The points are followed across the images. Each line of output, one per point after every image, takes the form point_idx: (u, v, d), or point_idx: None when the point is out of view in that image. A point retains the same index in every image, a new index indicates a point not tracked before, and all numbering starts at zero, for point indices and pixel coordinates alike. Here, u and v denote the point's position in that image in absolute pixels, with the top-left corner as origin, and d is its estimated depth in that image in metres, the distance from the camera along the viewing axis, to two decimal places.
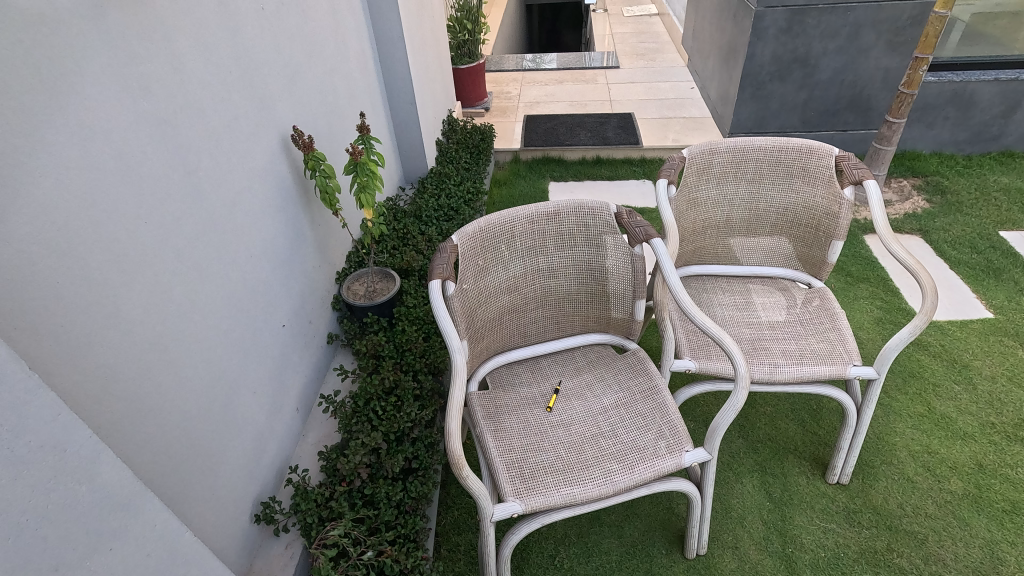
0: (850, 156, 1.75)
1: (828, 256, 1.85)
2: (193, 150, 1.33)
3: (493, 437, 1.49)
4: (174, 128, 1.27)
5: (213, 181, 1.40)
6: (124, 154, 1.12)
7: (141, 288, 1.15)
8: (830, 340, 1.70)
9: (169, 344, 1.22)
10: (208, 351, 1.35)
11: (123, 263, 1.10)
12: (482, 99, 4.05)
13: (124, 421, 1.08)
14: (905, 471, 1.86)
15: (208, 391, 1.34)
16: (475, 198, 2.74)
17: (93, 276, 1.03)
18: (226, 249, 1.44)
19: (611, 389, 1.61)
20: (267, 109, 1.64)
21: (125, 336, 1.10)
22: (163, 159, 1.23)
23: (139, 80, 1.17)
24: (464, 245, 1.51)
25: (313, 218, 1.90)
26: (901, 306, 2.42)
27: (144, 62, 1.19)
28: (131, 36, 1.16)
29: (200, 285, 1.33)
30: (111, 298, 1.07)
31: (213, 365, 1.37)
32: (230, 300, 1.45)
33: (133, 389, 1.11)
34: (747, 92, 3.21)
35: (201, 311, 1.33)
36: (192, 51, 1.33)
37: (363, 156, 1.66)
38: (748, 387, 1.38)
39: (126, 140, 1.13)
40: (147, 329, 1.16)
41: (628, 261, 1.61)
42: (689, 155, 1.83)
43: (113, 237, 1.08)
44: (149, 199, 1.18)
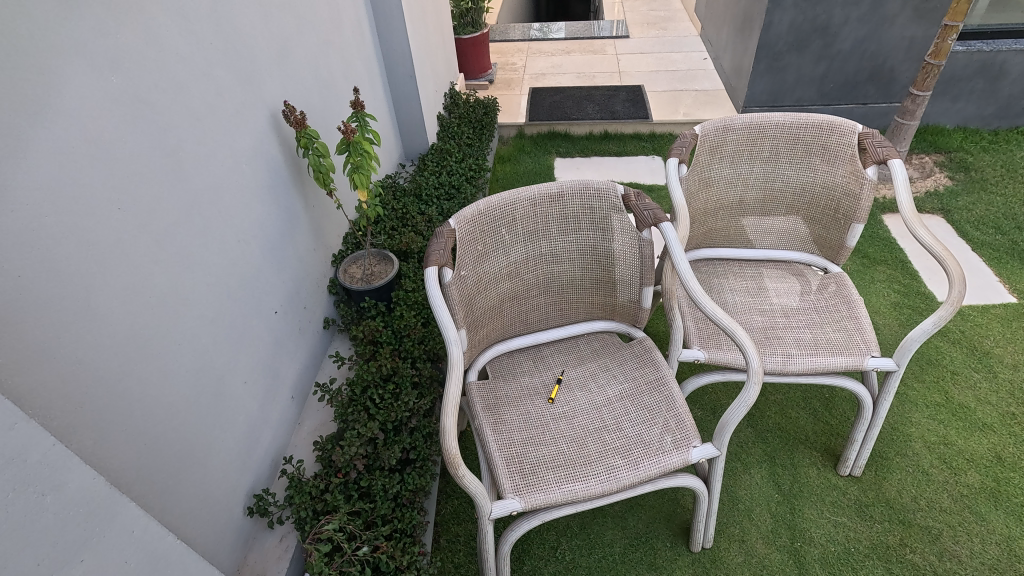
0: (874, 133, 1.64)
1: (847, 239, 1.76)
2: (173, 128, 1.25)
3: (492, 430, 1.44)
4: (150, 105, 1.18)
5: (196, 161, 1.32)
6: (94, 134, 1.04)
7: (117, 277, 1.08)
8: (847, 329, 1.62)
9: (151, 335, 1.15)
10: (196, 341, 1.30)
11: (96, 251, 1.03)
12: (485, 71, 3.91)
13: (101, 418, 1.03)
14: (921, 463, 1.80)
15: (195, 383, 1.29)
16: (477, 176, 2.64)
17: (61, 267, 0.96)
18: (212, 234, 1.37)
19: (615, 380, 1.54)
20: (254, 84, 1.55)
21: (101, 329, 1.04)
22: (139, 139, 1.15)
23: (110, 54, 1.08)
24: (461, 230, 1.43)
25: (307, 198, 1.81)
26: (920, 290, 2.33)
27: (115, 34, 1.10)
28: (100, 4, 1.06)
29: (183, 272, 1.26)
30: (83, 290, 1.00)
31: (201, 355, 1.31)
32: (219, 287, 1.38)
33: (110, 383, 1.05)
34: (763, 63, 3.06)
35: (186, 300, 1.27)
36: (168, 20, 1.24)
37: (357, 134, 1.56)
38: (761, 382, 1.30)
39: (96, 119, 1.04)
40: (126, 319, 1.09)
41: (635, 246, 1.53)
42: (702, 132, 1.73)
43: (83, 224, 1.01)
44: (124, 182, 1.10)
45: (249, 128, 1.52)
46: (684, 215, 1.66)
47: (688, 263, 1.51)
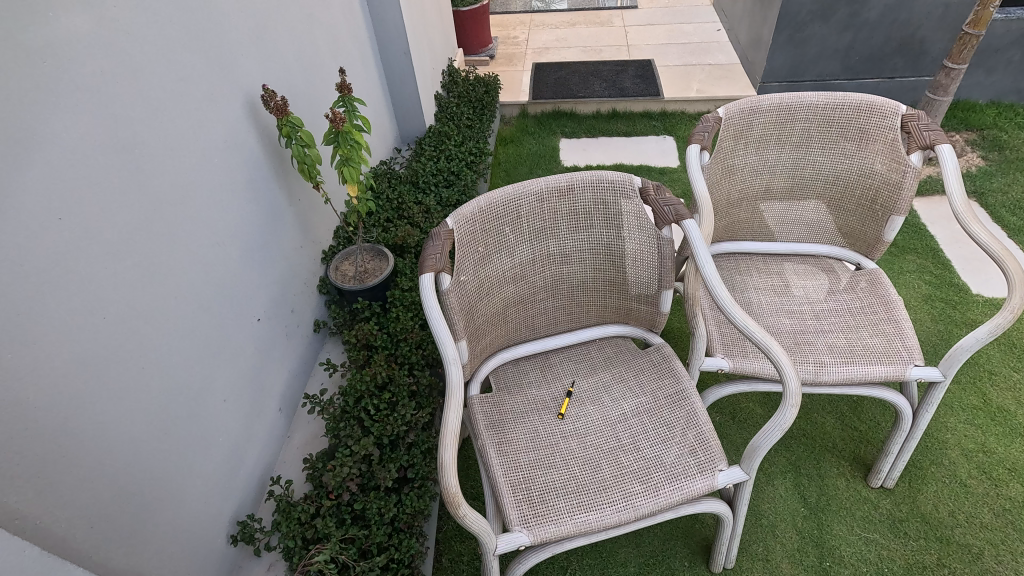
0: (921, 114, 1.47)
1: (884, 233, 1.60)
2: (129, 119, 1.09)
3: (497, 451, 1.31)
4: (99, 93, 1.02)
5: (159, 156, 1.16)
6: (27, 131, 0.88)
7: (61, 298, 0.94)
8: (886, 334, 1.47)
9: (106, 359, 1.02)
10: (165, 360, 1.16)
11: (33, 268, 0.89)
12: (486, 46, 3.70)
13: (47, 460, 0.90)
14: (959, 473, 1.67)
15: (164, 407, 1.16)
16: (477, 161, 2.47)
17: None
18: (181, 238, 1.22)
19: (631, 393, 1.41)
20: (228, 66, 1.38)
21: (42, 359, 0.90)
22: (85, 133, 0.99)
23: (46, 33, 0.92)
24: (460, 230, 1.28)
25: (293, 192, 1.65)
26: (954, 282, 2.18)
27: (53, 9, 0.93)
28: None
29: (147, 283, 1.12)
30: (17, 315, 0.86)
31: (170, 375, 1.17)
32: (191, 298, 1.24)
33: (56, 420, 0.91)
34: (784, 35, 2.85)
35: (150, 315, 1.12)
36: None
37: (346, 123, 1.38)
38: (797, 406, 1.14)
39: (28, 112, 0.89)
40: (74, 344, 0.96)
41: (653, 245, 1.38)
42: (726, 115, 1.55)
43: (16, 237, 0.86)
44: (69, 185, 0.95)
45: (223, 117, 1.35)
46: (710, 209, 1.48)
47: (713, 264, 1.36)
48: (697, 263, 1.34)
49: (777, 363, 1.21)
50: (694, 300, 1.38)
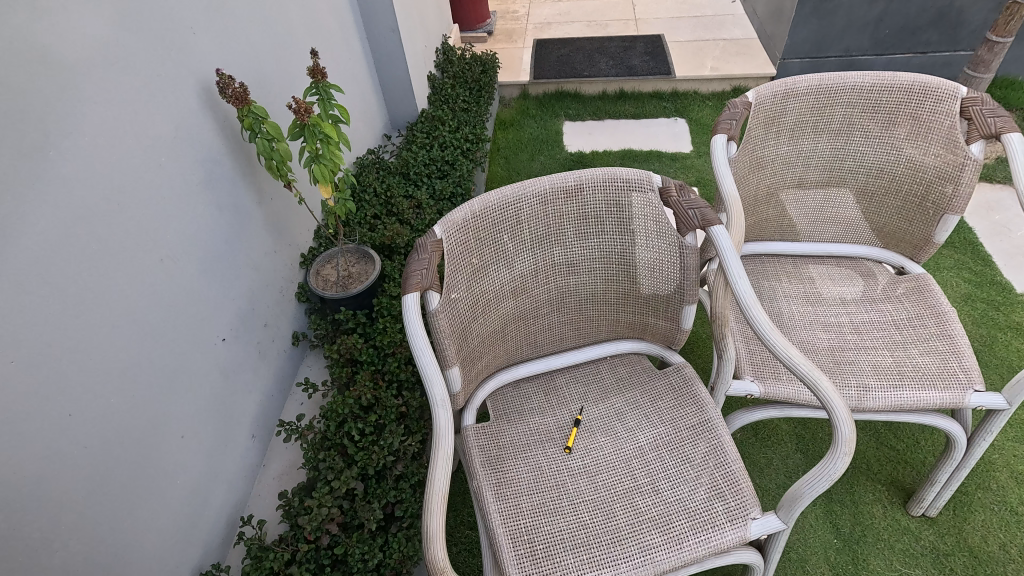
0: (984, 97, 1.28)
1: (935, 234, 1.40)
2: (44, 113, 0.89)
3: (495, 493, 1.14)
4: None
5: (89, 159, 0.96)
6: None
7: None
8: (939, 352, 1.28)
9: (22, 412, 0.84)
10: (104, 401, 0.98)
11: None
12: (483, 21, 3.46)
13: None
14: (1009, 500, 1.50)
15: (106, 456, 0.98)
16: (474, 149, 2.26)
17: None
18: (122, 256, 1.02)
19: (648, 422, 1.23)
20: (180, 46, 1.17)
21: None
22: None
23: None
24: (450, 241, 1.10)
25: (263, 191, 1.45)
26: (996, 280, 1.99)
27: None
28: None
29: (76, 313, 0.93)
30: None
31: (112, 418, 0.99)
32: (137, 325, 1.05)
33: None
34: (808, 6, 2.61)
35: (82, 350, 0.94)
36: None
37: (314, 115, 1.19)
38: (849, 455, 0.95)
39: None
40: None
41: (674, 254, 1.19)
42: (756, 100, 1.35)
43: None
44: None
45: (174, 107, 1.15)
46: (739, 206, 1.27)
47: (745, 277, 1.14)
48: (727, 276, 1.13)
49: (823, 402, 1.01)
50: (721, 319, 1.19)
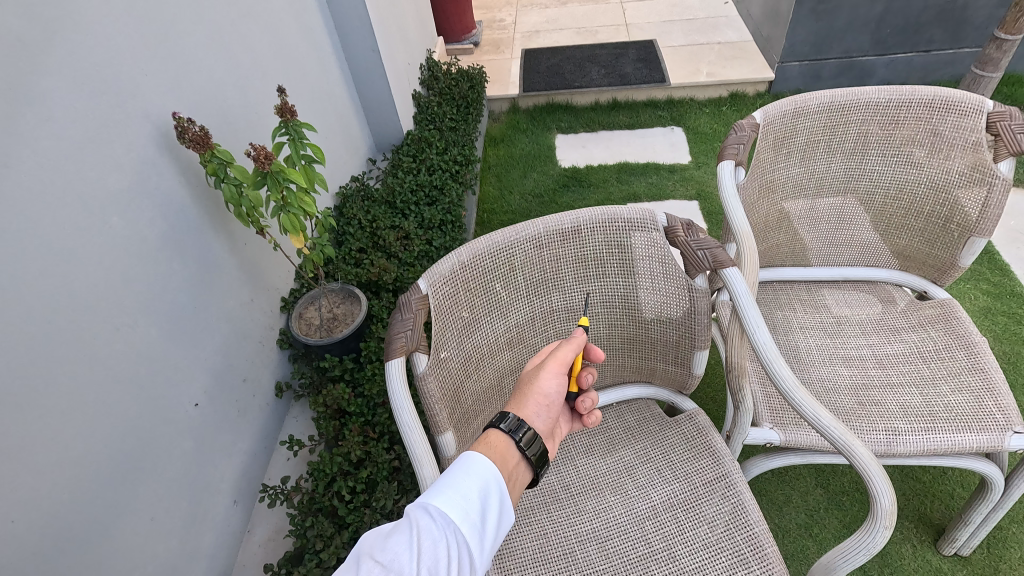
0: (1011, 111, 1.17)
1: (961, 258, 1.30)
2: None
3: (496, 565, 1.04)
4: None
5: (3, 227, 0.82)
6: None
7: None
8: (972, 390, 1.18)
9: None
10: (32, 503, 0.85)
11: None
12: (469, 32, 3.30)
13: None
14: None
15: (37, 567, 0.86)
16: (463, 171, 2.16)
17: None
18: (49, 334, 0.89)
19: (661, 478, 1.14)
20: (121, 81, 1.02)
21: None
22: None
23: None
24: (438, 295, 1.00)
25: (234, 237, 1.33)
26: (1016, 290, 1.89)
27: None
28: None
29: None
30: None
31: (42, 521, 0.87)
32: (68, 412, 0.91)
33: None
34: (807, 7, 2.48)
35: (1, 450, 0.81)
36: None
37: (274, 160, 1.10)
38: (891, 527, 0.86)
39: None
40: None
41: (682, 296, 1.10)
42: (765, 120, 1.25)
43: None
44: None
45: (118, 156, 1.01)
46: (752, 243, 1.17)
47: (765, 327, 1.04)
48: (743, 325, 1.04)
49: (851, 462, 0.92)
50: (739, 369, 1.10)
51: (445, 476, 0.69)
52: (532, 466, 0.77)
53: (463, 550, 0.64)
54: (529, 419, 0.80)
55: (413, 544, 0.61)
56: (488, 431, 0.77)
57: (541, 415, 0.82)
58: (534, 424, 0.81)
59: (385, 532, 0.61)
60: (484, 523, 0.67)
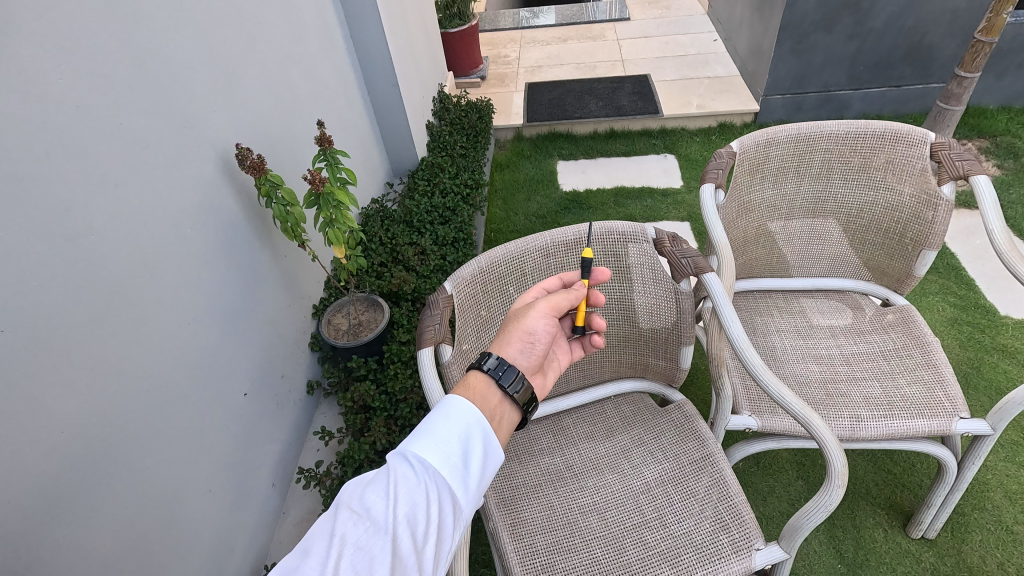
0: (951, 142, 1.35)
1: (915, 268, 1.48)
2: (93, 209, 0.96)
3: (509, 532, 1.19)
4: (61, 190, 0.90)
5: (110, 233, 0.99)
6: None
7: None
8: (926, 383, 1.35)
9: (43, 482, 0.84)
10: (125, 465, 1.01)
11: None
12: (476, 67, 3.54)
13: None
14: (1003, 519, 1.57)
15: (125, 522, 1.00)
16: (473, 194, 2.35)
17: None
18: (139, 324, 1.06)
19: (653, 458, 1.30)
20: (195, 115, 1.21)
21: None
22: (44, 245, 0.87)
23: None
24: (461, 295, 1.17)
25: (276, 250, 1.51)
26: (980, 303, 2.07)
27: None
28: None
29: (96, 384, 0.96)
30: None
31: (131, 481, 1.02)
32: (151, 391, 1.08)
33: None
34: (786, 45, 2.72)
35: (103, 418, 0.97)
36: (85, 78, 0.95)
37: (326, 183, 1.30)
38: (843, 485, 1.03)
39: None
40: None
41: (670, 298, 1.27)
42: (741, 149, 1.44)
43: None
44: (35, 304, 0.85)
45: (192, 178, 1.19)
46: (729, 255, 1.36)
47: (739, 322, 1.23)
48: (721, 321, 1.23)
49: (811, 431, 1.11)
50: (718, 361, 1.29)
51: (426, 424, 0.71)
52: (517, 404, 0.81)
53: (443, 495, 0.67)
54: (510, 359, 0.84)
55: (388, 495, 0.65)
56: (469, 373, 0.81)
57: (525, 353, 0.87)
58: (518, 362, 0.86)
59: (365, 483, 0.66)
60: (466, 466, 0.70)
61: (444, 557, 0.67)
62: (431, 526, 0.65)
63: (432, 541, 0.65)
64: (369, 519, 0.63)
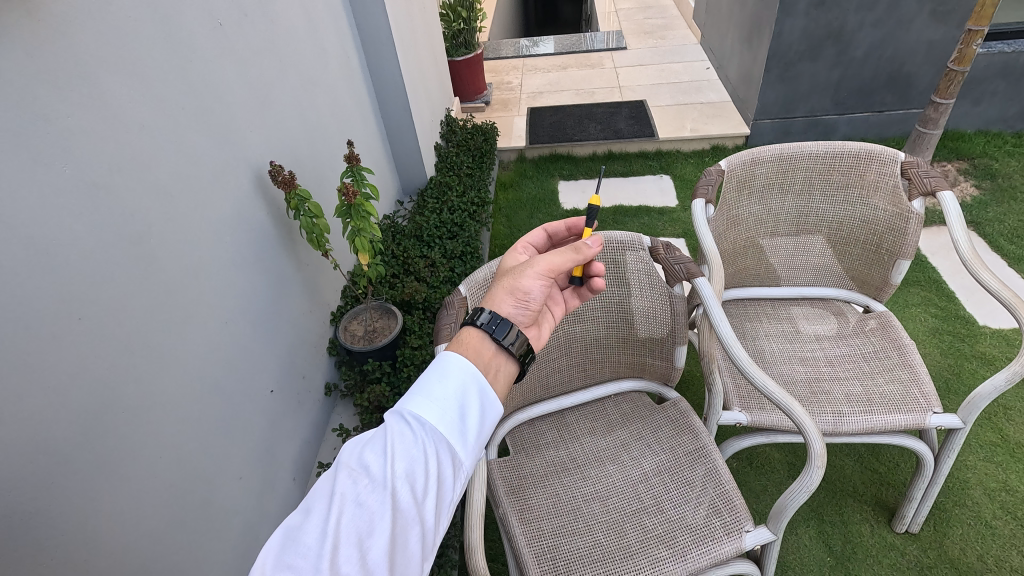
0: (920, 161, 1.48)
1: (892, 276, 1.59)
2: (154, 215, 1.07)
3: (518, 517, 1.29)
4: (130, 197, 1.02)
5: (166, 237, 1.11)
6: (63, 251, 0.88)
7: (60, 397, 0.86)
8: (903, 382, 1.45)
9: (113, 457, 0.94)
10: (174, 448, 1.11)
11: (75, 383, 0.89)
12: (481, 92, 3.71)
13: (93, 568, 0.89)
14: (982, 514, 1.66)
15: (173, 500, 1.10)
16: (479, 211, 2.48)
17: (34, 416, 0.82)
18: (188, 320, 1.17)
19: (650, 451, 1.40)
20: (235, 134, 1.34)
21: (27, 465, 0.80)
22: (116, 246, 0.98)
23: (72, 144, 0.91)
24: (474, 296, 1.28)
25: (300, 258, 1.63)
26: (959, 313, 2.19)
27: (79, 121, 0.92)
28: (59, 94, 0.89)
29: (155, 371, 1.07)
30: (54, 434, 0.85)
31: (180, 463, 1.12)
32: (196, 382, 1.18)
33: (60, 537, 0.83)
34: (774, 73, 2.89)
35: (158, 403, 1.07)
36: (150, 99, 1.07)
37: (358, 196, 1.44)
38: (823, 466, 1.15)
39: (76, 236, 0.91)
40: (74, 445, 0.87)
41: (665, 302, 1.39)
42: (729, 167, 1.57)
43: (53, 359, 0.85)
44: (108, 296, 0.96)
45: (232, 189, 1.32)
46: (719, 263, 1.48)
47: (727, 321, 1.35)
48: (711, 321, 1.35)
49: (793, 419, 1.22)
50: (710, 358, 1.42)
51: (421, 382, 0.73)
52: (513, 357, 0.82)
53: (442, 449, 0.69)
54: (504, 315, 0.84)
55: (386, 452, 0.66)
56: (463, 330, 0.82)
57: (519, 310, 0.87)
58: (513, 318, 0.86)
59: (362, 442, 0.67)
60: (464, 420, 0.72)
61: (446, 508, 0.69)
62: (431, 479, 0.66)
63: (432, 494, 0.66)
64: (368, 476, 0.64)
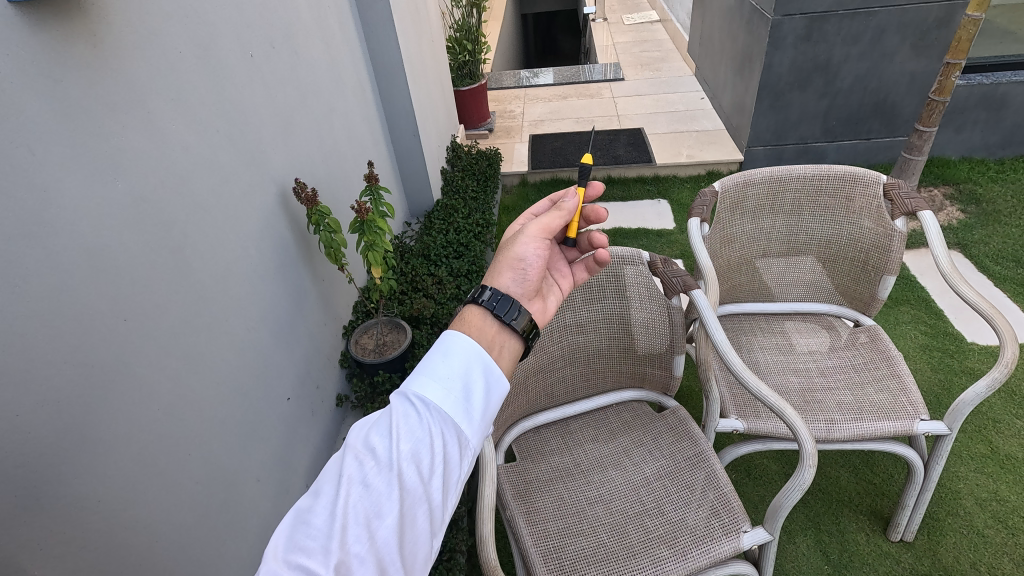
0: (901, 183, 1.58)
1: (878, 292, 1.68)
2: (189, 227, 1.16)
3: (525, 519, 1.34)
4: (168, 209, 1.10)
5: (199, 248, 1.19)
6: (110, 258, 0.96)
7: (107, 393, 0.93)
8: (891, 391, 1.52)
9: (147, 450, 1.00)
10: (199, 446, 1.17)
11: (117, 381, 0.95)
12: (484, 120, 3.86)
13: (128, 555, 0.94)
14: (974, 523, 1.71)
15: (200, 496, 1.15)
16: (484, 232, 2.58)
17: (81, 409, 0.88)
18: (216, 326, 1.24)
19: (651, 457, 1.46)
20: (261, 155, 1.44)
21: (75, 453, 0.86)
22: (155, 255, 1.06)
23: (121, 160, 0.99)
24: None
25: (316, 273, 1.71)
26: (948, 331, 2.27)
27: (128, 140, 1.01)
28: (110, 116, 0.98)
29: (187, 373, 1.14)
30: (99, 426, 0.91)
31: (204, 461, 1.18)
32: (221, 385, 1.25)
33: (99, 522, 0.89)
34: (765, 102, 3.02)
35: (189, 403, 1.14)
36: (189, 122, 1.17)
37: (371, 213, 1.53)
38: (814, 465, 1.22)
39: (122, 244, 0.98)
40: (117, 437, 0.94)
41: (664, 313, 1.47)
42: (722, 188, 1.67)
43: (99, 357, 0.92)
44: (146, 300, 1.04)
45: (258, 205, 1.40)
46: (714, 278, 1.57)
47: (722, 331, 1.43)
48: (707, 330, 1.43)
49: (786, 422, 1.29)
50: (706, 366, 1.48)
51: (424, 365, 0.77)
52: (517, 333, 0.88)
53: (445, 430, 0.73)
54: (503, 288, 0.91)
55: (389, 434, 0.70)
56: (466, 309, 0.88)
57: (517, 280, 0.95)
58: (512, 289, 0.93)
59: (368, 425, 0.72)
60: (468, 399, 0.76)
61: (454, 486, 0.73)
62: (435, 458, 0.71)
63: (437, 472, 0.70)
64: (374, 457, 0.68)
